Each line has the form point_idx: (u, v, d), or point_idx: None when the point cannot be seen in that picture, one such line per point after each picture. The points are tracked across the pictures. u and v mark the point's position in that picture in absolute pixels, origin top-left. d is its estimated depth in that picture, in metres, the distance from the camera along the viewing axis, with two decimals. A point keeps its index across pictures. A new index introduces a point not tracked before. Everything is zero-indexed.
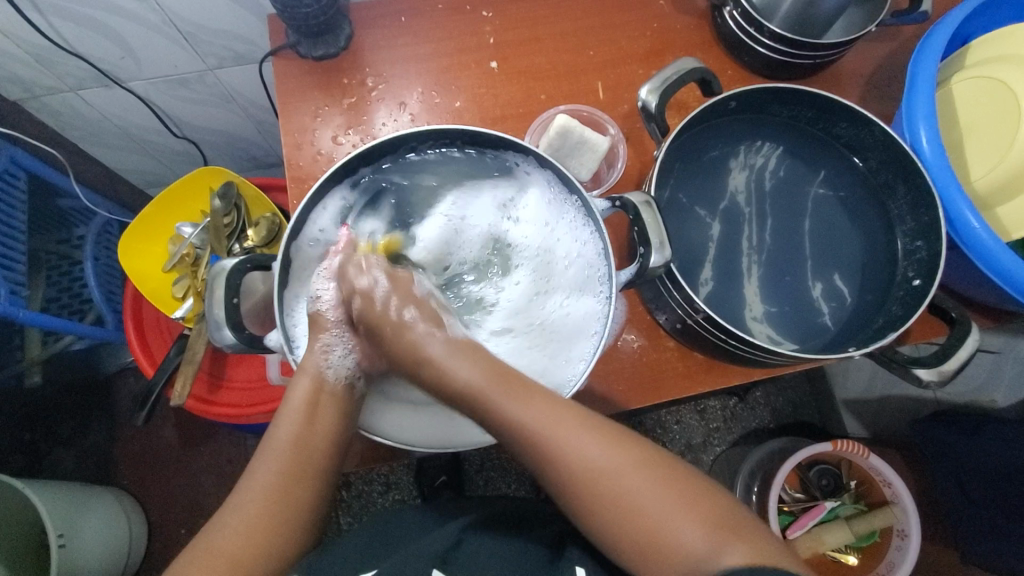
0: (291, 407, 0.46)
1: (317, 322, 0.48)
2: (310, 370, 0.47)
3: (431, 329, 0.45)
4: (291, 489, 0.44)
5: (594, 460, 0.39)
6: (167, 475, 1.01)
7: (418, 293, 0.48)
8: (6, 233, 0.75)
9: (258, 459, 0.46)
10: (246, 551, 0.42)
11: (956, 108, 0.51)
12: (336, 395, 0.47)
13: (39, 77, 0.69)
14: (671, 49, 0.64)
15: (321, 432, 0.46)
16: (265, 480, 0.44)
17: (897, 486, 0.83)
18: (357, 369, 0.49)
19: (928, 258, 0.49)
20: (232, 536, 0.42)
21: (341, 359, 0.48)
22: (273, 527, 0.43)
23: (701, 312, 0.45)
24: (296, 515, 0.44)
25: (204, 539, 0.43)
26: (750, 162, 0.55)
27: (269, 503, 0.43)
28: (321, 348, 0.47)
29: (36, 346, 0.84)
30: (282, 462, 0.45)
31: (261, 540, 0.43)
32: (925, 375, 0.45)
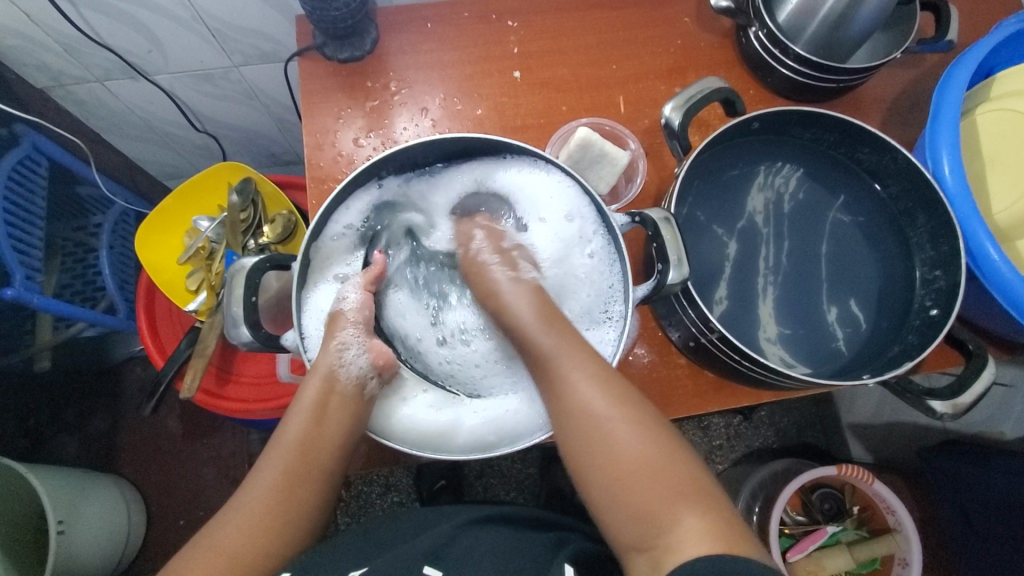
0: (302, 406, 0.47)
1: (335, 322, 0.48)
2: (322, 369, 0.47)
3: (505, 268, 0.51)
4: (295, 488, 0.45)
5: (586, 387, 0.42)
6: (168, 466, 1.02)
7: (505, 244, 0.53)
8: (26, 218, 0.75)
9: (266, 458, 0.46)
10: (246, 549, 0.42)
11: (980, 140, 0.50)
12: (347, 396, 0.47)
13: (67, 66, 0.70)
14: (693, 66, 0.65)
15: (329, 435, 0.46)
16: (270, 478, 0.45)
17: (900, 513, 0.82)
18: (371, 369, 0.49)
19: (946, 288, 0.49)
20: (233, 533, 0.43)
21: (356, 358, 0.48)
22: (274, 527, 0.44)
23: (716, 332, 0.45)
24: (298, 516, 0.45)
25: (206, 534, 0.44)
26: (770, 183, 0.55)
27: (273, 501, 0.44)
28: (336, 347, 0.47)
29: (46, 331, 0.85)
30: (287, 460, 0.45)
31: (263, 539, 0.43)
32: (939, 407, 0.44)
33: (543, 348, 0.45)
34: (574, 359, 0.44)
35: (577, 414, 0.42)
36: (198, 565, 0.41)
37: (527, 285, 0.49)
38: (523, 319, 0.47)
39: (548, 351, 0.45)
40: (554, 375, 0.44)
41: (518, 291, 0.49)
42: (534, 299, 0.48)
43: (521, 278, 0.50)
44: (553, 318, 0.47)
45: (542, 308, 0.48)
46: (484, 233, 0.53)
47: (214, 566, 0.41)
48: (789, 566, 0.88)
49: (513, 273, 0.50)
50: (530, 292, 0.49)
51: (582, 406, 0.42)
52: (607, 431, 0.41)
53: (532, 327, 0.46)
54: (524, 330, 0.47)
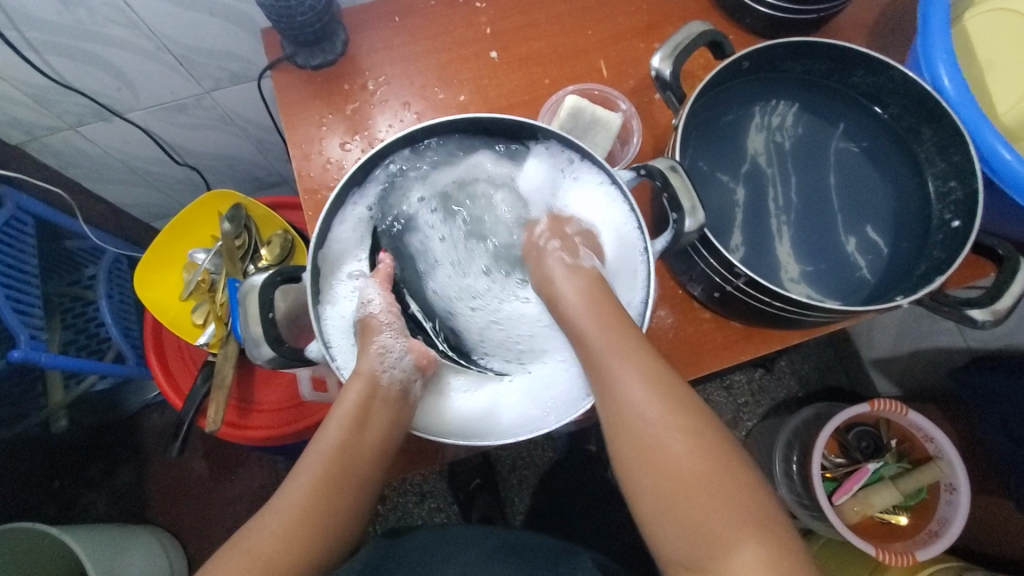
0: (341, 410, 0.46)
1: (368, 328, 0.46)
2: (365, 372, 0.46)
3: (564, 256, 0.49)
4: (334, 493, 0.44)
5: (635, 393, 0.41)
6: (201, 507, 1.01)
7: (568, 232, 0.50)
8: (20, 278, 0.74)
9: (303, 463, 0.45)
10: (281, 555, 0.41)
11: (973, 44, 0.49)
12: (389, 398, 0.47)
13: (37, 117, 0.68)
14: (669, 20, 0.64)
15: (369, 440, 0.46)
16: (308, 483, 0.44)
17: (939, 439, 0.82)
18: (414, 370, 0.48)
19: (964, 198, 0.48)
20: (270, 538, 0.41)
21: (398, 360, 0.47)
22: (311, 533, 0.42)
23: (741, 276, 0.44)
24: (334, 522, 0.43)
25: (240, 538, 0.42)
26: (767, 122, 0.54)
27: (310, 508, 0.43)
28: (377, 350, 0.46)
29: (59, 390, 0.83)
30: (326, 466, 0.44)
31: (298, 545, 0.42)
32: (978, 316, 0.43)
33: (617, 383, 0.42)
34: (625, 364, 0.42)
35: (642, 445, 0.40)
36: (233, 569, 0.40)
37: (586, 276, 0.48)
38: (580, 321, 0.45)
39: (615, 377, 0.42)
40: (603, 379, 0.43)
41: (573, 278, 0.48)
42: (587, 292, 0.47)
43: (580, 267, 0.48)
44: (607, 314, 0.45)
45: (592, 305, 0.46)
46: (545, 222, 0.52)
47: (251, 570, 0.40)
48: (837, 510, 0.88)
49: (572, 261, 0.48)
50: (581, 276, 0.48)
51: (639, 413, 0.41)
52: (660, 441, 0.40)
53: (583, 329, 0.45)
54: (583, 334, 0.45)
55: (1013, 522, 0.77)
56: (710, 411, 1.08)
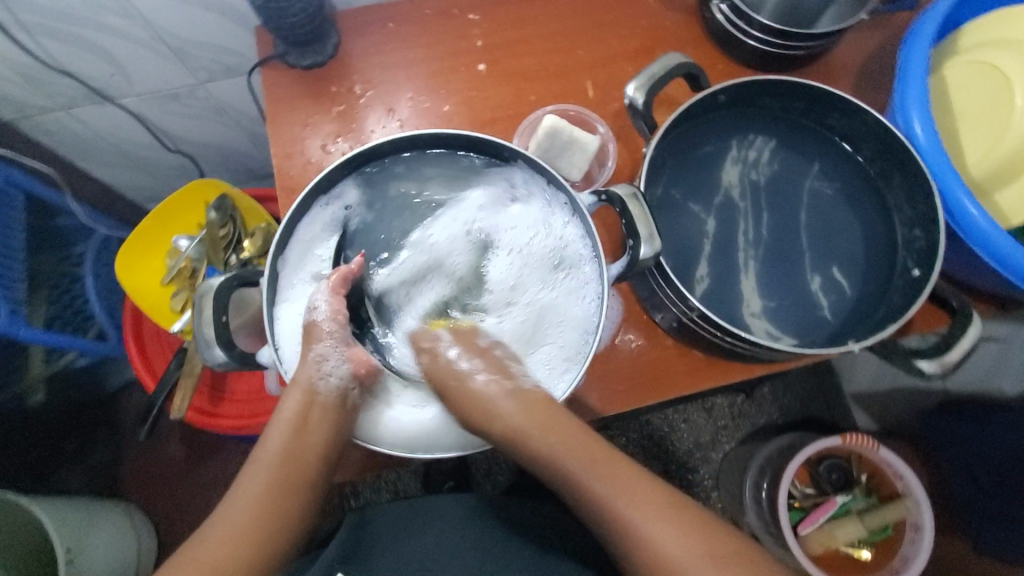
0: (282, 418, 0.48)
1: (310, 334, 0.46)
2: (303, 382, 0.47)
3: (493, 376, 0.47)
4: (280, 496, 0.45)
5: (603, 490, 0.41)
6: (175, 489, 1.02)
7: (482, 343, 0.48)
8: (4, 253, 0.75)
9: (248, 471, 0.46)
10: (227, 558, 0.41)
11: (950, 96, 0.49)
12: (329, 405, 0.47)
13: (31, 96, 0.69)
14: (660, 45, 0.64)
15: (312, 443, 0.47)
16: (254, 487, 0.45)
17: (908, 478, 0.81)
18: (352, 379, 0.47)
19: (927, 248, 0.48)
20: (218, 542, 0.42)
21: (336, 369, 0.47)
22: (259, 535, 0.43)
23: (694, 310, 0.44)
24: (282, 523, 0.44)
25: (188, 546, 0.42)
26: (743, 156, 0.54)
27: (257, 510, 0.44)
28: (314, 359, 0.46)
29: (38, 364, 0.85)
30: (272, 470, 0.46)
31: (247, 547, 0.42)
32: (927, 368, 0.44)
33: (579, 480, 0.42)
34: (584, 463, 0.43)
35: (630, 541, 0.40)
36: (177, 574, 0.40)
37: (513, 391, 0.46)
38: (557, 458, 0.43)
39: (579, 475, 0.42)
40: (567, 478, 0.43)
41: (514, 399, 0.46)
42: (551, 423, 0.44)
43: (513, 383, 0.47)
44: (548, 413, 0.45)
45: (532, 407, 0.45)
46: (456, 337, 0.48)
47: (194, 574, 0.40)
48: (800, 539, 0.88)
49: (505, 380, 0.47)
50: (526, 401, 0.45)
51: (645, 540, 0.39)
52: (674, 562, 0.38)
53: (529, 433, 0.44)
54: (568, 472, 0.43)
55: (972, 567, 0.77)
56: (687, 430, 1.09)
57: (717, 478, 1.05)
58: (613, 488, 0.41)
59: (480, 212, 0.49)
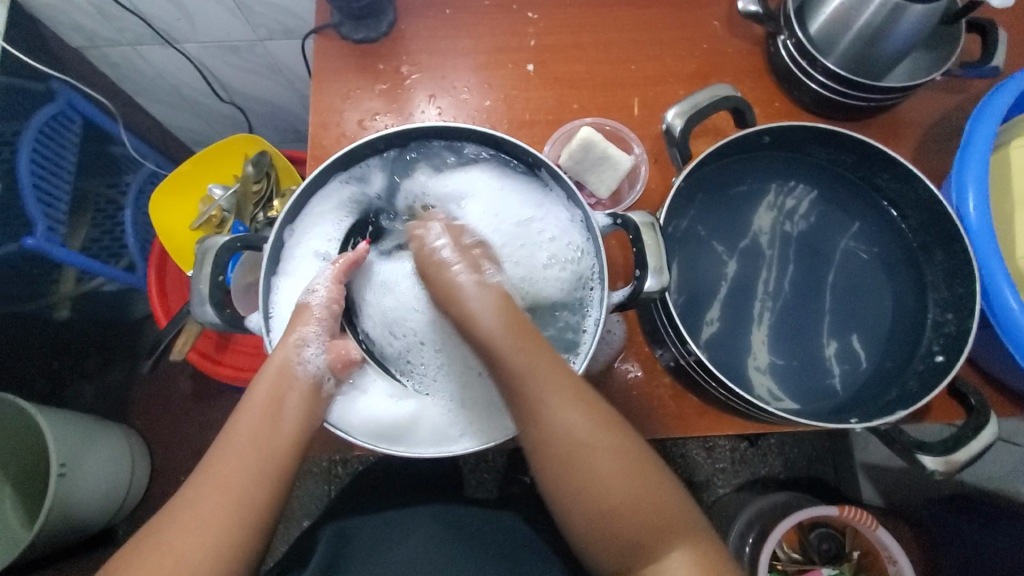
0: (255, 402, 0.44)
1: (300, 315, 0.45)
2: (278, 361, 0.45)
3: (469, 271, 0.44)
4: (246, 486, 0.41)
5: (548, 400, 0.39)
6: (175, 423, 1.06)
7: (466, 240, 0.47)
8: (54, 172, 0.79)
9: (216, 453, 0.43)
10: (191, 553, 0.38)
11: (1011, 177, 0.46)
12: (302, 391, 0.45)
13: (101, 29, 0.72)
14: (717, 73, 0.61)
15: (285, 431, 0.43)
16: (219, 473, 0.41)
17: (901, 563, 0.77)
18: (328, 371, 0.46)
19: (956, 334, 0.45)
20: (178, 533, 0.39)
21: (315, 357, 0.46)
22: (223, 527, 0.39)
23: (692, 355, 0.42)
24: (250, 515, 0.40)
25: (148, 533, 0.40)
26: (780, 203, 0.52)
27: (220, 498, 0.40)
28: (295, 342, 0.45)
29: (70, 283, 0.90)
30: (239, 456, 0.42)
31: (207, 538, 0.39)
32: (929, 463, 0.40)
33: (526, 387, 0.39)
34: (537, 371, 0.40)
35: (562, 448, 0.39)
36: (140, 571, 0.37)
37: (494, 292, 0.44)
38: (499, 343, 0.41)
39: (527, 382, 0.39)
40: (512, 387, 0.40)
41: (482, 295, 0.43)
42: (517, 336, 0.41)
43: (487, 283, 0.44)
44: (515, 322, 0.42)
45: (500, 308, 0.42)
46: (441, 231, 0.47)
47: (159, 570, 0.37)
48: None
49: (478, 277, 0.44)
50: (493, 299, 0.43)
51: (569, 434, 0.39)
52: (590, 457, 0.39)
53: (488, 336, 0.41)
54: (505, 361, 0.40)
55: None
56: (683, 467, 1.05)
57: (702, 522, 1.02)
58: (559, 399, 0.39)
59: (540, 240, 0.48)
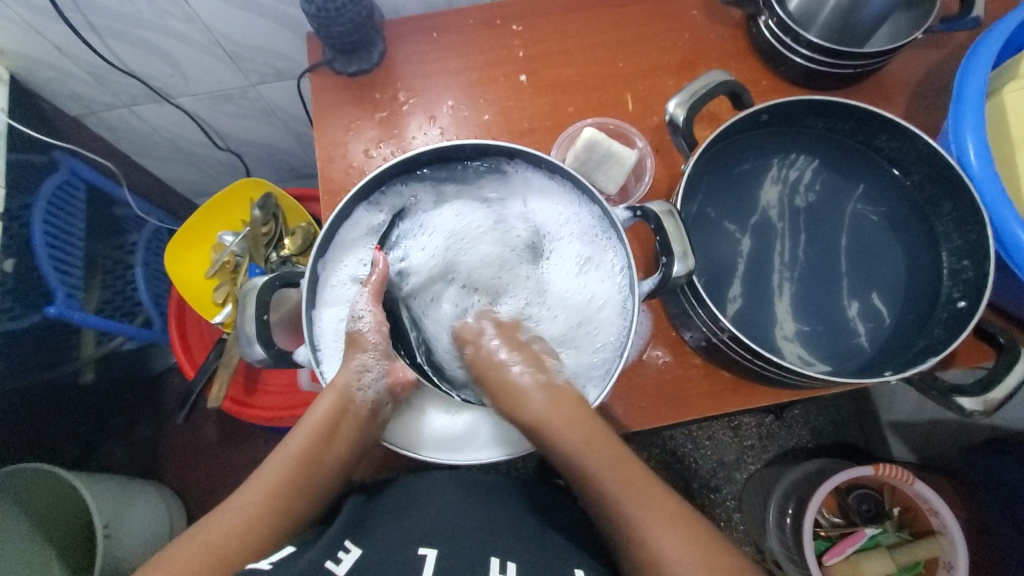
0: (312, 420, 0.48)
1: (355, 343, 0.47)
2: (340, 384, 0.48)
3: (525, 367, 0.49)
4: (292, 498, 0.46)
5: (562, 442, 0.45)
6: (206, 471, 1.06)
7: (523, 338, 0.51)
8: (66, 239, 0.80)
9: (270, 461, 0.48)
10: (236, 552, 0.43)
11: (1008, 123, 0.47)
12: (358, 415, 0.48)
13: (97, 94, 0.74)
14: (703, 60, 0.63)
15: (336, 451, 0.49)
16: (270, 482, 0.46)
17: (943, 515, 0.77)
18: (387, 393, 0.49)
19: (975, 279, 0.47)
20: (229, 531, 0.43)
21: (374, 382, 0.48)
22: (268, 531, 0.44)
23: (725, 331, 0.44)
24: (291, 523, 0.46)
25: (198, 528, 0.44)
26: (784, 175, 0.53)
27: (270, 504, 0.45)
28: (356, 367, 0.47)
29: (90, 345, 0.90)
30: (291, 468, 0.47)
31: (254, 539, 0.44)
32: (968, 405, 0.42)
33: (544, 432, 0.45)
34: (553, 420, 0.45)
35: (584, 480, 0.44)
36: (189, 560, 0.42)
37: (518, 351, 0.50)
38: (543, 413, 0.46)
39: (541, 424, 0.45)
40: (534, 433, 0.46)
41: (541, 386, 0.47)
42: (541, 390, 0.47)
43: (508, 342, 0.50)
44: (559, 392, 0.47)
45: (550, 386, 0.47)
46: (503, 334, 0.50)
47: (205, 566, 0.42)
48: (826, 571, 0.84)
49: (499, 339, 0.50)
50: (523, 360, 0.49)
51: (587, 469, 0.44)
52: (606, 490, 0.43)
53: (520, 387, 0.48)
54: (551, 431, 0.45)
55: None
56: (712, 449, 1.07)
57: (738, 499, 1.03)
58: (569, 439, 0.45)
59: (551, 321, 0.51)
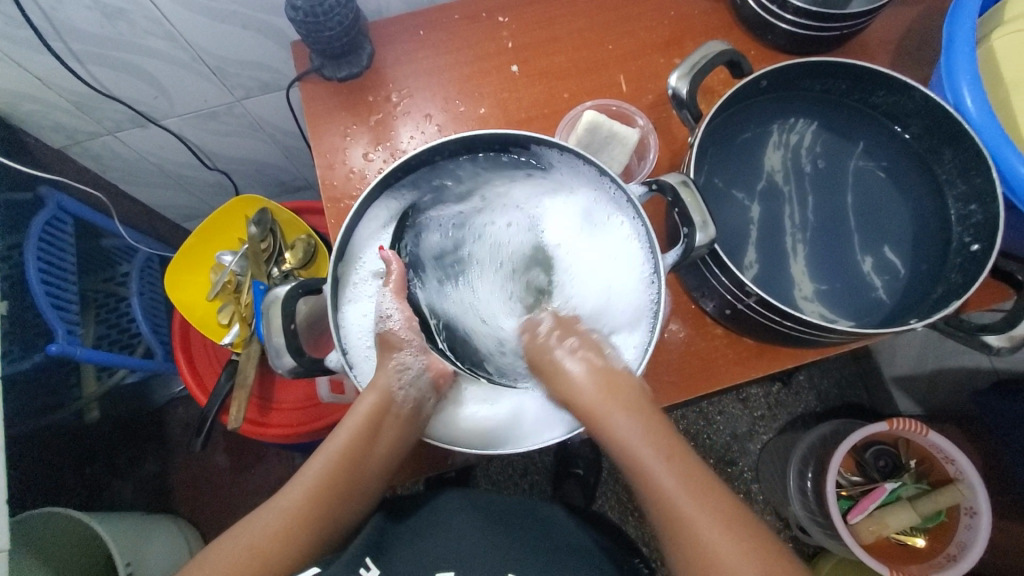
0: (353, 420, 0.48)
1: (389, 344, 0.48)
2: (380, 385, 0.48)
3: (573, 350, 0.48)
4: (334, 502, 0.46)
5: (627, 430, 0.45)
6: (222, 499, 1.03)
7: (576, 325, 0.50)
8: (60, 275, 0.77)
9: (311, 463, 0.48)
10: (279, 554, 0.44)
11: (1000, 68, 0.49)
12: (401, 414, 0.49)
13: (79, 123, 0.72)
14: (690, 35, 0.64)
15: (378, 452, 0.48)
16: (312, 485, 0.46)
17: (960, 462, 0.79)
18: (430, 389, 0.50)
19: (985, 221, 0.48)
20: (270, 535, 0.44)
21: (415, 377, 0.49)
22: (309, 532, 0.45)
23: (752, 295, 0.44)
24: (332, 525, 0.46)
25: (242, 528, 0.45)
26: (785, 140, 0.54)
27: (312, 508, 0.45)
28: (395, 367, 0.48)
29: (92, 382, 0.85)
30: (333, 470, 0.47)
31: (295, 543, 0.44)
32: (995, 341, 0.43)
33: (609, 420, 0.46)
34: (618, 409, 0.46)
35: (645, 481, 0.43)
36: (234, 562, 0.43)
37: (592, 366, 0.48)
38: (674, 495, 0.41)
39: (602, 411, 0.46)
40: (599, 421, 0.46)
41: (593, 373, 0.48)
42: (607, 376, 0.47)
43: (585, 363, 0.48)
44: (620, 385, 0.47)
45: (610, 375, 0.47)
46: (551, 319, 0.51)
47: (249, 567, 0.43)
48: (851, 529, 0.85)
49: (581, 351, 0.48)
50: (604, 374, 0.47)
51: (654, 474, 0.43)
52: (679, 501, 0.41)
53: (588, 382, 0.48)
54: (604, 416, 0.46)
55: None
56: (724, 422, 1.08)
57: (756, 470, 1.04)
58: (630, 429, 0.45)
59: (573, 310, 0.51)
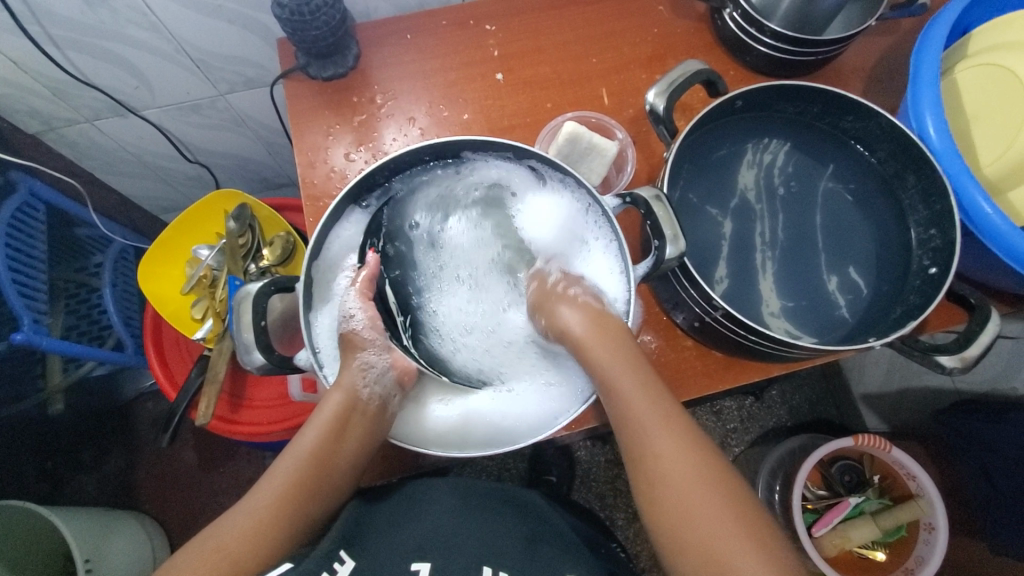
0: (321, 419, 0.48)
1: (351, 344, 0.48)
2: (346, 384, 0.48)
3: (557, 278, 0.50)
4: (303, 501, 0.46)
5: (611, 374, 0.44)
6: (188, 497, 1.02)
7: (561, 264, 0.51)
8: (28, 262, 0.76)
9: (280, 464, 0.47)
10: (250, 554, 0.43)
11: (962, 99, 0.51)
12: (367, 412, 0.49)
13: (56, 109, 0.71)
14: (673, 53, 0.66)
15: (345, 451, 0.48)
16: (281, 485, 0.46)
17: (920, 477, 0.80)
18: (395, 386, 0.50)
19: (943, 246, 0.49)
20: (238, 536, 0.44)
21: (379, 376, 0.49)
22: (279, 532, 0.45)
23: (719, 309, 0.45)
24: (302, 523, 0.46)
25: (212, 530, 0.45)
26: (759, 159, 0.56)
27: (281, 508, 0.45)
28: (359, 366, 0.48)
29: (57, 374, 0.83)
30: (301, 470, 0.47)
31: (264, 542, 0.44)
32: (948, 362, 0.45)
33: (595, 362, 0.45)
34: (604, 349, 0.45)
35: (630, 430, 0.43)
36: (203, 563, 0.42)
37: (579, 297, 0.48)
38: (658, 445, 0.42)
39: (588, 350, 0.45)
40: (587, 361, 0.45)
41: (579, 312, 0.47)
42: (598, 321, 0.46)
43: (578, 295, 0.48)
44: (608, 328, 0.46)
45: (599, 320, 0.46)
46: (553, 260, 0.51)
47: (218, 568, 0.42)
48: (816, 541, 0.87)
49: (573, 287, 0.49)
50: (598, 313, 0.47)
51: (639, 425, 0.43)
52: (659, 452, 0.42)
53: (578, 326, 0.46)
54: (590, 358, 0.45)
55: (986, 566, 0.78)
56: None
57: None
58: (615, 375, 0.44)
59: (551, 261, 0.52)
